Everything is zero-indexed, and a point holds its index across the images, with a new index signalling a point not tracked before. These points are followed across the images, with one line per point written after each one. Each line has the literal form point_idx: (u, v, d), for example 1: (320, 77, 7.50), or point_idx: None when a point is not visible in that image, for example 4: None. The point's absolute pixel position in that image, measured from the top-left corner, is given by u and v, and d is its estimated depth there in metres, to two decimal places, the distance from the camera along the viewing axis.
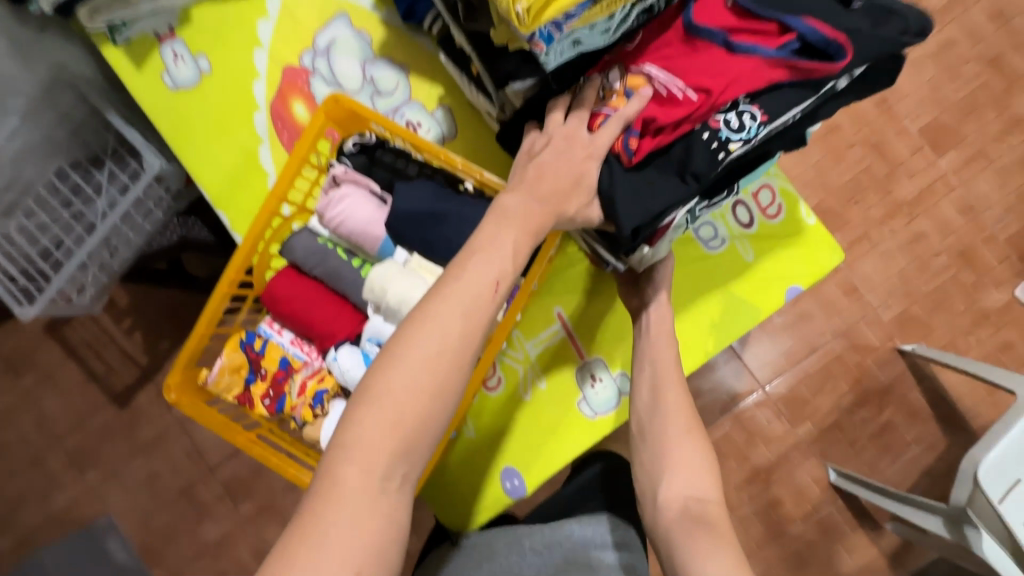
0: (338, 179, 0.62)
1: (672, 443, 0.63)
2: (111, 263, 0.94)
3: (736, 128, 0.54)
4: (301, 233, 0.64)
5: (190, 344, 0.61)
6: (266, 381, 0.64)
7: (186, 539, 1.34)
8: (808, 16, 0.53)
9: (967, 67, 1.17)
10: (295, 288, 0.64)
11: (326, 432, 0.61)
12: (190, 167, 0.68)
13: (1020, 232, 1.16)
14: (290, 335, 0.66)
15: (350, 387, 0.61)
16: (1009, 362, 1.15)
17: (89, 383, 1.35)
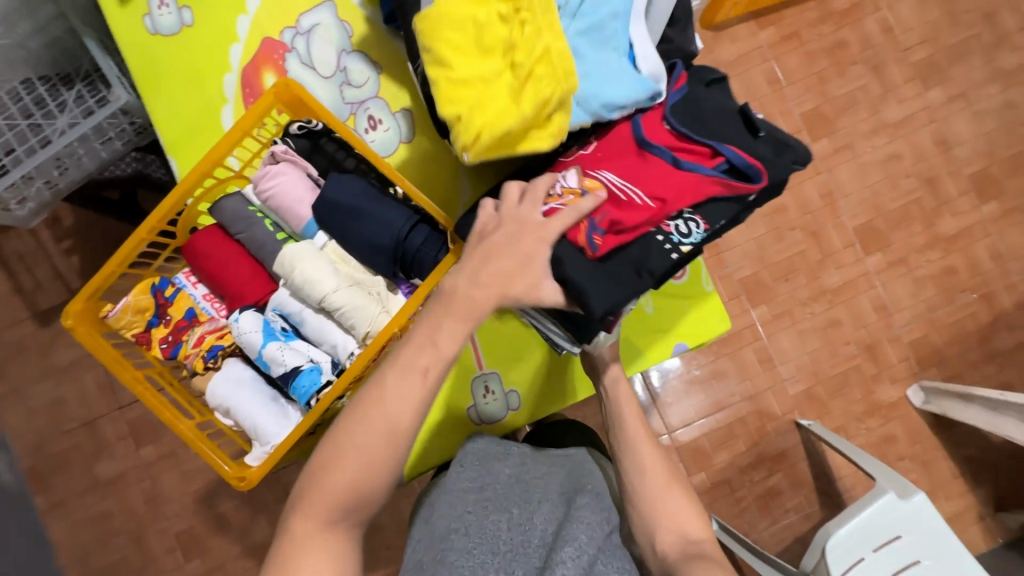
0: (276, 156, 0.65)
1: (659, 493, 0.65)
2: (58, 182, 0.93)
3: (684, 234, 0.61)
4: (233, 195, 0.67)
5: (99, 277, 0.63)
6: (168, 326, 0.67)
7: (77, 471, 1.31)
8: (732, 143, 0.61)
9: (906, 180, 1.28)
10: (215, 247, 0.67)
11: (215, 385, 0.65)
12: (152, 110, 0.70)
13: (922, 339, 1.27)
14: (204, 289, 0.69)
15: (243, 349, 0.64)
16: (889, 453, 1.25)
17: (13, 296, 1.32)
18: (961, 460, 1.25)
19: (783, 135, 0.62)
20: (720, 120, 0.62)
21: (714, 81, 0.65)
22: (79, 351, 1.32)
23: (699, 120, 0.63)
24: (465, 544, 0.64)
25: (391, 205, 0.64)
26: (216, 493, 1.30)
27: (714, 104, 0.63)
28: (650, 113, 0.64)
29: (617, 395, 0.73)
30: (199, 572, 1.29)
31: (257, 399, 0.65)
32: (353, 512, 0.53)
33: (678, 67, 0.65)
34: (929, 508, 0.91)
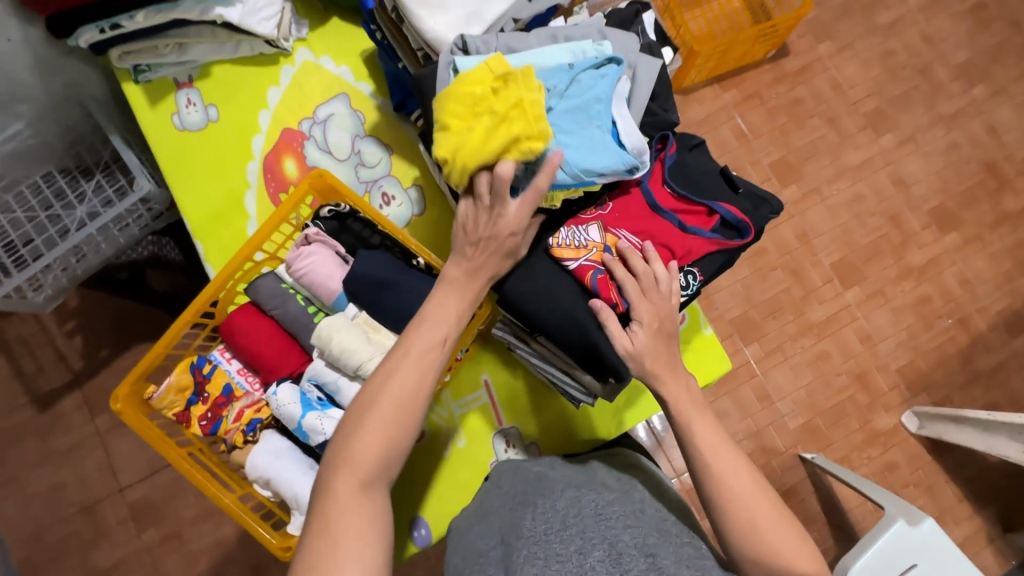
0: (309, 238, 0.69)
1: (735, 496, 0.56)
2: (75, 268, 0.97)
3: (684, 287, 0.67)
4: (268, 276, 0.71)
5: (146, 361, 0.65)
6: (207, 403, 0.68)
7: (75, 560, 1.26)
8: (723, 202, 0.68)
9: (872, 218, 1.38)
10: (252, 323, 0.69)
11: (255, 458, 0.66)
12: (180, 200, 0.75)
13: (908, 365, 1.32)
14: (238, 364, 0.71)
15: (283, 421, 0.66)
16: (893, 481, 1.28)
17: (13, 382, 1.31)
18: (962, 482, 1.28)
19: (759, 191, 0.71)
20: (708, 180, 0.70)
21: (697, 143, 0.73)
22: (80, 433, 1.30)
23: (693, 181, 0.70)
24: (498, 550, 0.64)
25: (416, 277, 0.69)
26: (221, 574, 1.26)
27: (701, 164, 0.71)
28: (655, 177, 0.69)
29: (681, 413, 0.60)
30: None
31: (297, 469, 0.66)
32: (377, 469, 0.55)
33: (671, 136, 0.70)
34: (939, 533, 0.93)
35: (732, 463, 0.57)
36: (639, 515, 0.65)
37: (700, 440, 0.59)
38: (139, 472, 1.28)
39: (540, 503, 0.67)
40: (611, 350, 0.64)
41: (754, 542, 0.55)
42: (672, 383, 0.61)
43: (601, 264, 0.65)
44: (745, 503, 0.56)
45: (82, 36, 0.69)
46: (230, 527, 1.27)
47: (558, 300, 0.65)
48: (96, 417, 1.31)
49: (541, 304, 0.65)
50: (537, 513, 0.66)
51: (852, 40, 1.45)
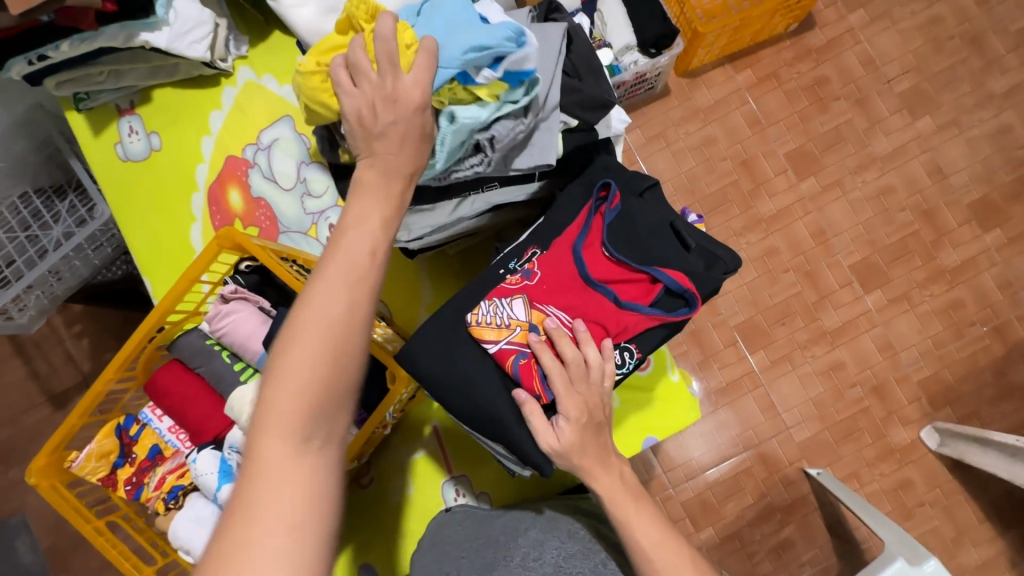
0: (226, 297, 0.72)
1: None
2: (55, 288, 0.98)
3: (618, 364, 0.67)
4: (192, 332, 0.75)
5: (61, 432, 0.69)
6: (133, 466, 0.75)
7: (94, 548, 1.35)
8: (666, 267, 0.67)
9: (901, 214, 1.24)
10: (177, 382, 0.74)
11: (177, 522, 0.71)
12: (126, 233, 0.79)
13: (932, 377, 1.21)
14: (168, 422, 0.76)
15: (199, 485, 0.71)
16: (907, 500, 1.20)
17: (29, 381, 1.38)
18: (985, 504, 1.18)
19: (712, 246, 0.70)
20: (652, 239, 0.69)
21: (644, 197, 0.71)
22: None
23: (636, 244, 0.69)
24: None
25: None
26: None
27: (647, 221, 0.69)
28: (596, 245, 0.68)
29: (620, 512, 0.61)
30: None
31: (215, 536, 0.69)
32: (314, 422, 0.49)
33: (612, 187, 0.69)
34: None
35: (671, 559, 0.59)
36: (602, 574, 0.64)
37: (643, 539, 0.60)
38: None
39: (505, 537, 0.69)
40: (533, 448, 0.65)
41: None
42: (604, 481, 0.62)
43: (525, 346, 0.65)
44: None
45: (12, 69, 0.67)
46: None
47: (475, 395, 0.65)
48: None
49: (460, 397, 0.66)
50: (500, 548, 0.68)
51: (889, 7, 1.27)
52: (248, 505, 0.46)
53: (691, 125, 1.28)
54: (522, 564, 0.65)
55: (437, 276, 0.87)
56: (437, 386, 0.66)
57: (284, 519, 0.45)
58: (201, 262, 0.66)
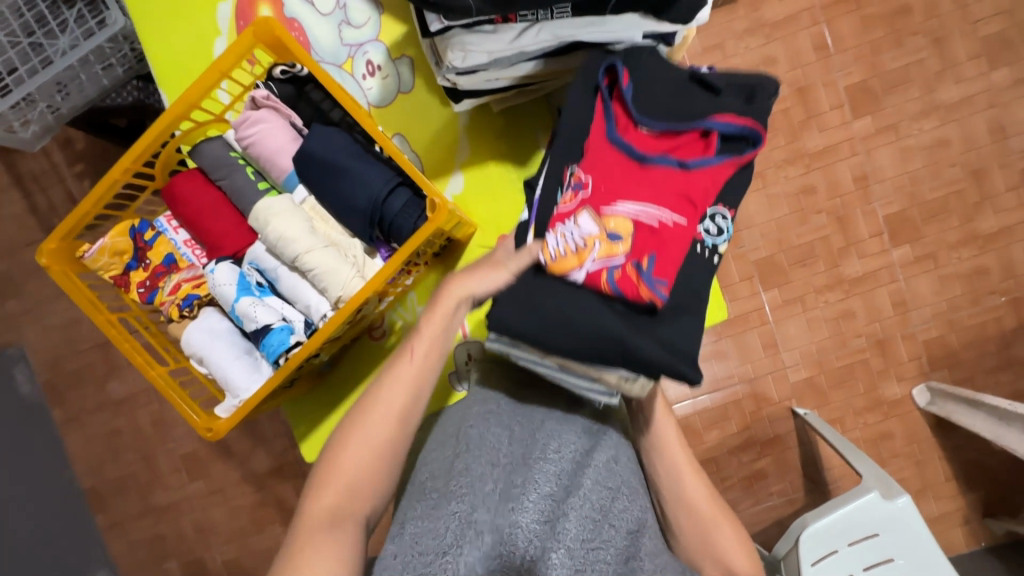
0: (258, 102, 0.76)
1: (713, 528, 0.72)
2: (61, 106, 0.94)
3: (715, 232, 0.68)
4: (217, 141, 0.79)
5: (73, 218, 0.75)
6: (147, 271, 0.81)
7: (90, 389, 1.38)
8: (716, 113, 0.66)
9: (950, 170, 1.18)
10: (194, 190, 0.79)
11: (190, 327, 0.77)
12: (145, 39, 0.82)
13: (937, 339, 1.21)
14: (184, 236, 0.82)
15: (218, 296, 0.76)
16: (883, 450, 1.24)
17: (28, 216, 1.35)
18: (956, 464, 1.23)
19: (740, 80, 0.69)
20: (683, 99, 0.68)
21: (651, 60, 0.70)
22: None
23: (670, 109, 0.68)
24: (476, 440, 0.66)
25: (372, 166, 0.75)
26: None
27: (670, 85, 0.69)
28: (632, 135, 0.67)
29: (654, 413, 0.75)
30: (200, 492, 1.38)
31: (228, 348, 0.76)
32: (361, 496, 0.60)
33: (618, 66, 0.67)
34: (913, 512, 0.90)
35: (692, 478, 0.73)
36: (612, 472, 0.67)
37: (686, 485, 0.73)
38: None
39: (518, 430, 0.68)
40: (656, 350, 0.60)
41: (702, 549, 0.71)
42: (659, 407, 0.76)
43: (614, 259, 0.62)
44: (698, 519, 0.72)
45: None
46: None
47: (582, 327, 0.61)
48: None
49: (565, 332, 0.61)
50: (511, 439, 0.66)
51: None
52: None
53: (754, 40, 1.18)
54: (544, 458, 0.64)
55: (478, 133, 0.82)
56: (538, 333, 0.62)
57: None
58: (235, 54, 0.69)
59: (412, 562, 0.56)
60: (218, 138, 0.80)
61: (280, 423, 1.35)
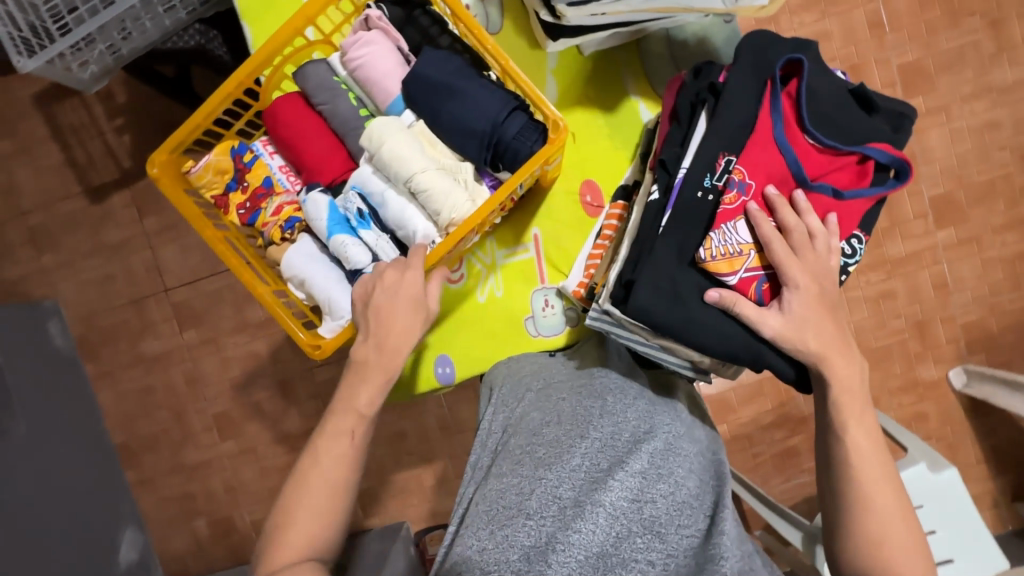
0: (371, 21, 0.82)
1: (891, 542, 0.59)
2: (120, 47, 0.94)
3: (849, 253, 0.71)
4: (320, 65, 0.85)
5: (183, 130, 0.82)
6: (246, 193, 0.87)
7: (124, 344, 1.38)
8: (874, 143, 0.68)
9: (999, 153, 1.18)
10: (295, 115, 0.84)
11: (291, 250, 0.84)
12: None
13: (976, 322, 1.22)
14: (279, 161, 0.88)
15: (317, 218, 0.81)
16: (917, 431, 1.24)
17: (66, 168, 1.34)
18: (988, 447, 1.24)
19: (895, 105, 0.72)
20: (846, 109, 0.69)
21: (823, 65, 0.70)
22: (130, 231, 1.34)
23: (832, 119, 0.69)
24: (562, 420, 0.67)
25: (484, 87, 0.78)
26: (253, 381, 1.36)
27: (835, 94, 0.69)
28: (799, 141, 0.68)
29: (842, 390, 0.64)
30: (231, 452, 1.39)
31: (326, 271, 0.83)
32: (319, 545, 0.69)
33: (803, 62, 0.67)
34: (958, 485, 0.92)
35: (879, 478, 0.61)
36: (702, 457, 0.65)
37: (867, 474, 0.61)
38: (182, 277, 1.34)
39: (612, 400, 0.68)
40: (777, 355, 0.67)
41: (872, 559, 0.60)
42: (841, 369, 0.65)
43: (762, 269, 0.68)
44: (882, 519, 0.60)
45: None
46: (261, 344, 1.35)
47: (719, 329, 0.67)
48: (144, 218, 1.34)
49: (703, 331, 0.67)
50: (603, 411, 0.66)
51: None
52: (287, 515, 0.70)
53: (808, 15, 1.17)
54: (630, 436, 0.63)
55: (567, 76, 0.87)
56: (677, 327, 0.67)
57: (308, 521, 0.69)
58: None
59: (495, 516, 0.60)
60: (322, 63, 0.85)
61: (314, 385, 1.35)
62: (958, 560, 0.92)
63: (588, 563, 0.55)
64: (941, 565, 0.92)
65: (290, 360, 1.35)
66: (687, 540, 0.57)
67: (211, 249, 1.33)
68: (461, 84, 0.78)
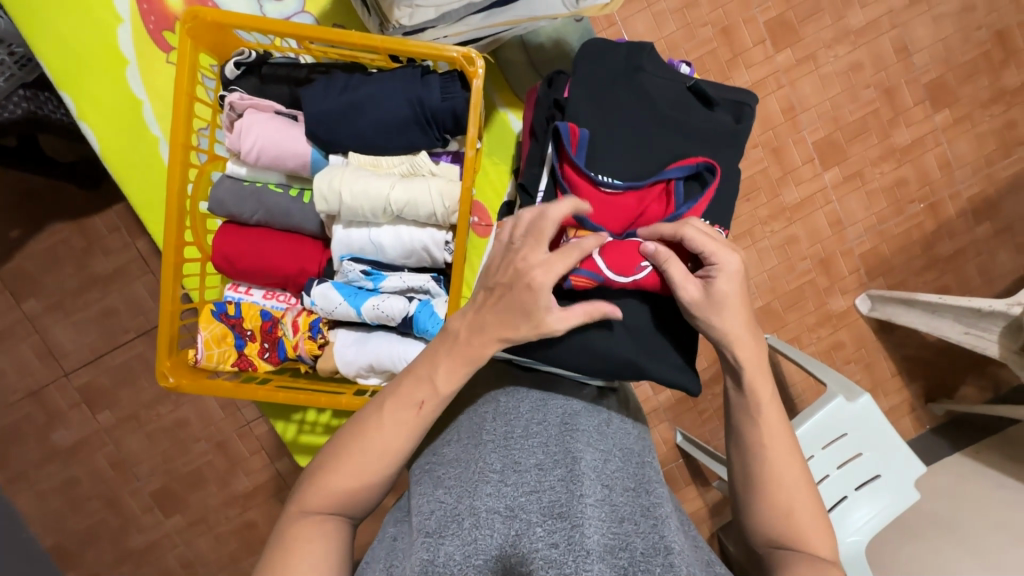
0: (235, 105, 0.81)
1: (793, 493, 0.64)
2: None
3: None
4: (224, 180, 0.83)
5: (166, 335, 0.80)
6: (257, 339, 0.85)
7: (31, 441, 1.26)
8: (709, 137, 0.75)
9: (865, 91, 1.26)
10: (235, 240, 0.83)
11: (338, 353, 0.83)
12: (68, 95, 0.92)
13: (871, 251, 1.32)
14: (260, 294, 0.88)
15: (329, 301, 0.81)
16: (837, 359, 1.34)
17: None
18: (899, 360, 1.35)
19: (733, 97, 0.78)
20: (682, 105, 0.76)
21: (660, 69, 0.78)
22: (8, 319, 1.21)
23: (671, 123, 0.74)
24: (459, 439, 0.66)
25: (375, 82, 0.78)
26: (187, 450, 1.28)
27: (667, 94, 0.76)
28: (643, 161, 0.73)
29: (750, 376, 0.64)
30: (180, 527, 1.31)
31: (376, 343, 0.83)
32: (350, 505, 0.61)
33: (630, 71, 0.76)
34: (873, 408, 1.00)
35: (786, 452, 0.65)
36: (603, 434, 0.66)
37: (767, 443, 0.65)
38: (83, 357, 1.23)
39: (504, 401, 0.68)
40: (661, 368, 0.70)
41: (784, 528, 0.63)
42: (751, 351, 0.64)
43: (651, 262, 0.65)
44: (793, 506, 0.63)
45: None
46: (187, 409, 1.27)
47: (596, 347, 0.68)
48: (22, 303, 1.21)
49: (578, 351, 0.68)
50: (498, 413, 0.66)
51: None
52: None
53: None
54: (523, 431, 0.64)
55: None
56: (555, 354, 0.69)
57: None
58: (190, 62, 0.77)
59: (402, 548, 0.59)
60: (224, 179, 0.84)
61: (255, 439, 1.28)
62: (884, 475, 1.01)
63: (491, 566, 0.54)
64: (870, 482, 1.01)
65: (223, 420, 1.27)
66: (593, 509, 0.55)
67: (108, 322, 1.22)
68: (362, 94, 0.78)
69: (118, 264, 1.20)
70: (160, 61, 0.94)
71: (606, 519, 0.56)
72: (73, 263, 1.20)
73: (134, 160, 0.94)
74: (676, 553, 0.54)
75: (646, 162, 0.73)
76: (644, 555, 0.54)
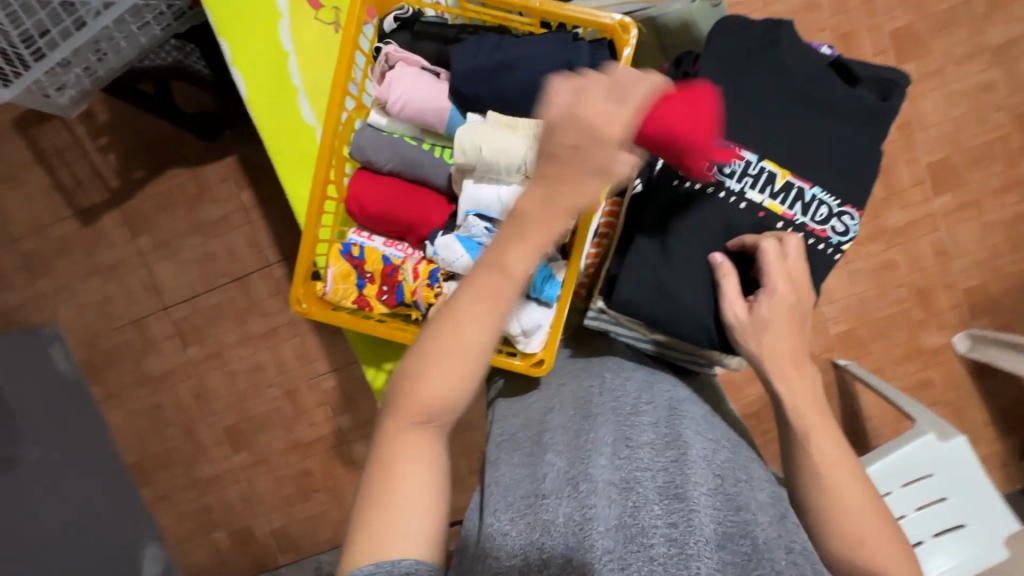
0: (390, 58, 0.87)
1: (842, 495, 0.63)
2: (97, 67, 0.98)
3: (841, 232, 0.74)
4: (366, 129, 0.88)
5: (303, 263, 0.87)
6: (377, 280, 0.89)
7: (128, 364, 1.38)
8: (854, 118, 0.73)
9: (995, 114, 1.17)
10: (369, 184, 0.88)
11: (448, 306, 0.86)
12: (225, 41, 0.98)
13: (978, 287, 1.22)
14: (381, 240, 0.91)
15: (450, 253, 0.83)
16: (922, 398, 1.25)
17: (54, 193, 1.32)
18: (994, 409, 1.25)
19: (882, 75, 0.75)
20: (824, 83, 0.74)
21: (799, 45, 0.76)
22: (123, 252, 1.33)
23: (814, 100, 0.73)
24: (563, 409, 0.71)
25: (519, 46, 0.82)
26: (260, 393, 1.36)
27: (810, 72, 0.74)
28: (775, 141, 0.73)
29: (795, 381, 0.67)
30: (245, 464, 1.40)
31: None
32: (443, 417, 0.57)
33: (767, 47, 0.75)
34: (967, 451, 0.92)
35: (826, 439, 0.66)
36: (712, 424, 0.67)
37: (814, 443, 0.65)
38: (182, 294, 1.34)
39: (609, 377, 0.73)
40: None
41: (853, 557, 0.61)
42: (797, 382, 0.68)
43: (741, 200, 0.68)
44: (850, 517, 0.62)
45: None
46: (265, 355, 1.35)
47: (705, 317, 0.74)
48: (137, 238, 1.33)
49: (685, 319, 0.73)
50: (603, 388, 0.71)
51: None
52: (382, 493, 0.56)
53: None
54: (632, 409, 0.67)
55: None
56: (664, 320, 0.74)
57: (420, 485, 0.56)
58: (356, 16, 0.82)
59: (508, 502, 0.63)
60: (365, 127, 0.88)
61: (322, 391, 1.35)
62: (969, 525, 0.93)
63: (609, 536, 0.55)
64: (952, 530, 0.94)
65: (296, 370, 1.35)
66: (706, 497, 0.58)
67: (207, 264, 1.32)
68: (509, 56, 0.82)
69: (223, 212, 1.30)
70: (310, 18, 1.01)
71: (720, 508, 0.58)
72: (184, 206, 1.31)
73: (276, 109, 1.01)
74: (798, 553, 0.55)
75: (787, 145, 0.73)
76: (766, 545, 0.55)
